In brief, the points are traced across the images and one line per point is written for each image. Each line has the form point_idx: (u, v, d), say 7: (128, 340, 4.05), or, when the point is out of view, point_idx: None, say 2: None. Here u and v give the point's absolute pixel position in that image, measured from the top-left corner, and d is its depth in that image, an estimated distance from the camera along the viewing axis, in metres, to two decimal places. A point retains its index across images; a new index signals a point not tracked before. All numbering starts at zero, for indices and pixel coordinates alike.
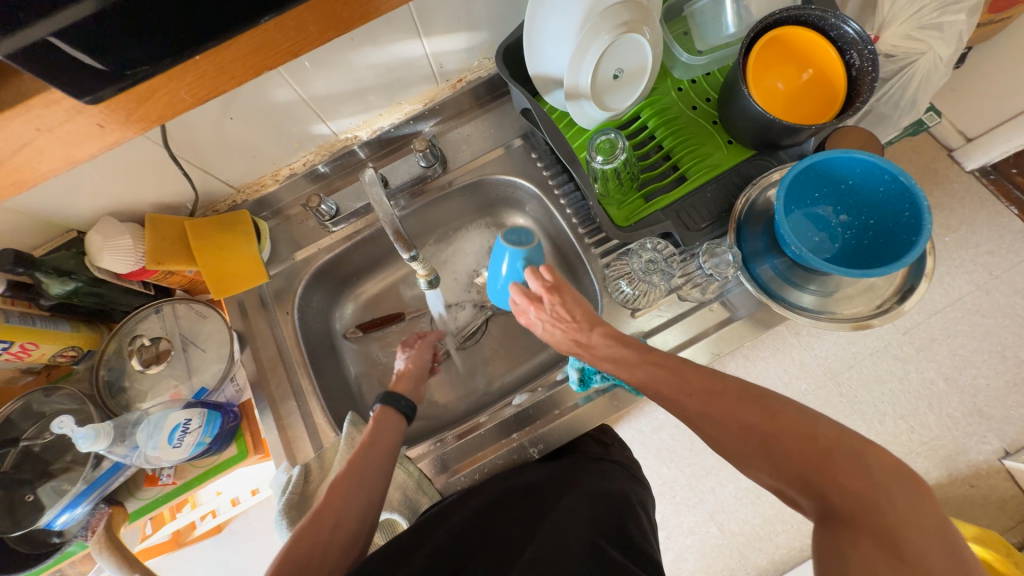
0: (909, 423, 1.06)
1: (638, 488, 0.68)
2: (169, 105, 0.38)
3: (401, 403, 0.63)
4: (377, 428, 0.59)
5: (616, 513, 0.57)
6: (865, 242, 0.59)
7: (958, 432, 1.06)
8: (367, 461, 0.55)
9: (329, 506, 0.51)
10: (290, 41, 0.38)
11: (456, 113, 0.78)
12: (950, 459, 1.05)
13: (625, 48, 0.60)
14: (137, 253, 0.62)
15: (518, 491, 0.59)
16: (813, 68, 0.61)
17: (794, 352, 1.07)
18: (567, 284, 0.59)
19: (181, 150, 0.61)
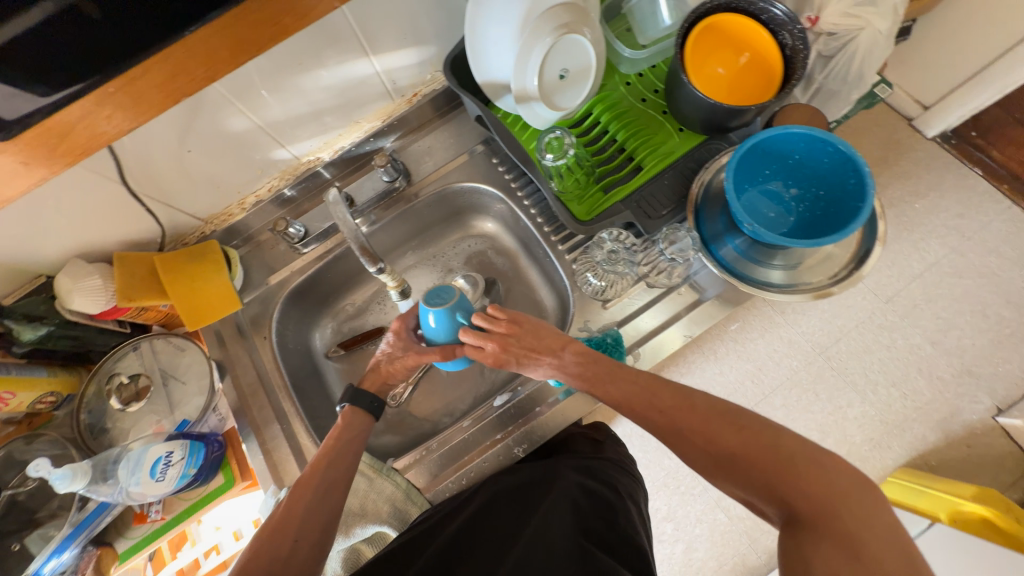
0: (901, 389, 1.07)
1: (627, 480, 0.68)
2: (91, 138, 0.40)
3: (369, 403, 0.62)
4: (342, 431, 0.60)
5: (604, 510, 0.58)
6: (818, 213, 0.61)
7: (950, 393, 1.07)
8: (331, 465, 0.56)
9: (291, 511, 0.53)
10: (202, 67, 0.40)
11: (416, 127, 0.80)
12: (945, 422, 1.06)
13: (567, 48, 0.62)
14: (107, 292, 0.63)
15: (506, 495, 0.59)
16: (750, 51, 0.63)
17: (781, 330, 1.09)
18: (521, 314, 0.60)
19: (141, 186, 0.62)
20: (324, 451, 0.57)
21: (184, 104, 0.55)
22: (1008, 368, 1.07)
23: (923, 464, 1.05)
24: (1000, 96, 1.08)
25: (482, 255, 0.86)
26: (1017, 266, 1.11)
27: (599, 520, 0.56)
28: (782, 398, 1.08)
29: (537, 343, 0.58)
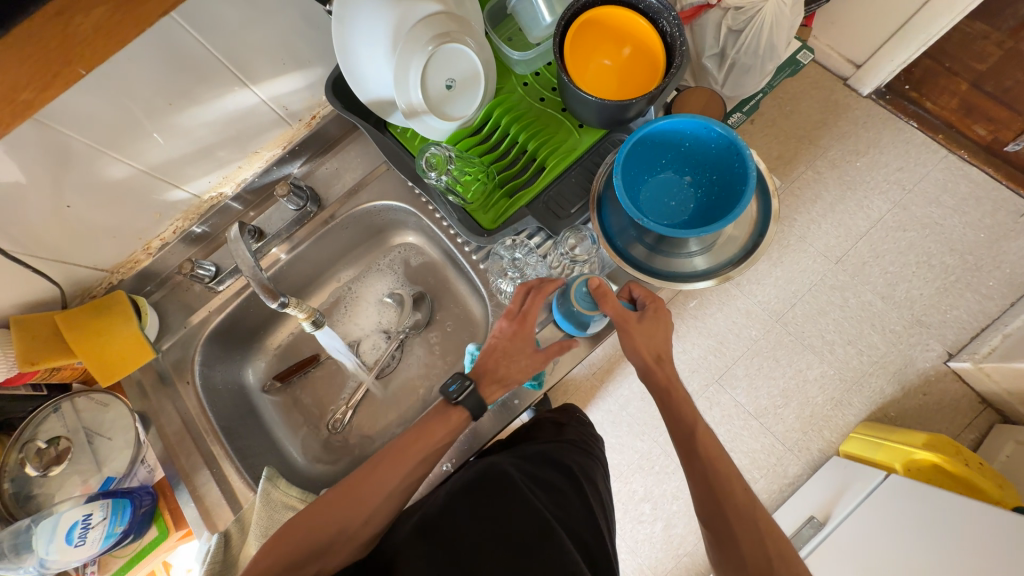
0: (857, 346, 1.09)
1: (590, 462, 0.66)
2: None
3: (470, 403, 0.59)
4: (450, 432, 0.58)
5: (564, 496, 0.57)
6: (714, 197, 0.61)
7: (903, 345, 1.08)
8: (425, 460, 0.58)
9: (359, 489, 0.55)
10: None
11: (322, 148, 0.78)
12: (901, 373, 1.08)
13: (445, 58, 0.60)
14: (7, 359, 0.61)
15: (475, 482, 0.55)
16: (631, 44, 0.62)
17: (738, 302, 1.13)
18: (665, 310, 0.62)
19: (22, 248, 0.59)
20: (421, 447, 0.58)
21: (46, 160, 0.54)
22: (957, 313, 1.08)
23: (883, 416, 1.06)
24: (924, 48, 1.07)
25: (410, 270, 0.85)
26: (958, 213, 1.12)
27: (558, 506, 0.56)
28: (744, 368, 1.11)
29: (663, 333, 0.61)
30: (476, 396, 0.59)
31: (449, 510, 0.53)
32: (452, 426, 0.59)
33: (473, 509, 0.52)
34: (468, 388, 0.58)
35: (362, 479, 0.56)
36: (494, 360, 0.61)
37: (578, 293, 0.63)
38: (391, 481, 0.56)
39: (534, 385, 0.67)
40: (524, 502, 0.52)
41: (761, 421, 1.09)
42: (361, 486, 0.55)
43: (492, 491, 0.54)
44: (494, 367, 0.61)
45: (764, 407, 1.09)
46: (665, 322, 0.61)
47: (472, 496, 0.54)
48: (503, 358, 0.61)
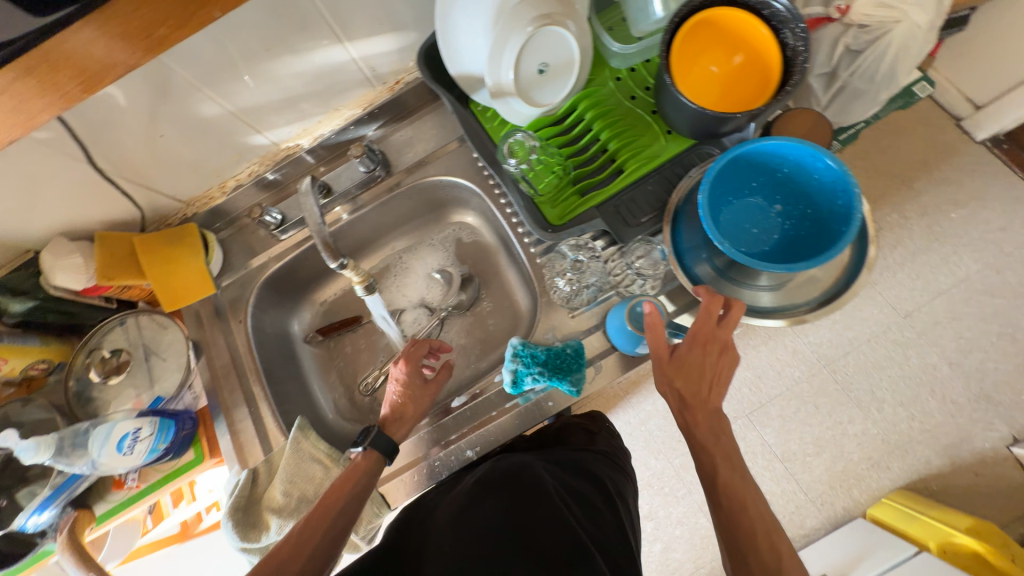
0: (909, 410, 0.99)
1: (620, 479, 0.68)
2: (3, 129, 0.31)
3: (377, 438, 0.59)
4: (360, 474, 0.57)
5: (598, 509, 0.57)
6: (802, 232, 0.56)
7: (962, 418, 0.98)
8: (347, 504, 0.54)
9: (282, 562, 0.48)
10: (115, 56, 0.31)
11: (400, 115, 0.78)
12: (953, 448, 0.97)
13: (544, 41, 0.58)
14: (89, 269, 0.65)
15: (505, 479, 0.57)
16: (744, 52, 0.57)
17: (784, 339, 1.03)
18: (705, 331, 0.54)
19: (114, 169, 0.62)
20: (333, 498, 0.54)
21: (149, 90, 0.55)
22: None
23: (922, 488, 0.97)
24: None
25: (463, 250, 0.85)
26: None
27: (591, 517, 0.55)
28: (778, 409, 1.02)
29: (705, 373, 0.53)
30: (382, 435, 0.59)
31: (477, 500, 0.54)
32: (354, 469, 0.57)
33: (501, 503, 0.53)
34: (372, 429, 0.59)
35: (285, 551, 0.49)
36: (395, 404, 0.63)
37: (632, 313, 0.60)
38: (317, 539, 0.51)
39: (571, 392, 0.61)
40: (553, 505, 0.53)
41: (787, 466, 1.00)
42: (280, 565, 0.48)
43: (522, 489, 0.55)
44: (398, 407, 0.63)
45: (793, 452, 1.00)
46: (721, 350, 0.54)
47: (502, 491, 0.55)
48: (406, 398, 0.63)
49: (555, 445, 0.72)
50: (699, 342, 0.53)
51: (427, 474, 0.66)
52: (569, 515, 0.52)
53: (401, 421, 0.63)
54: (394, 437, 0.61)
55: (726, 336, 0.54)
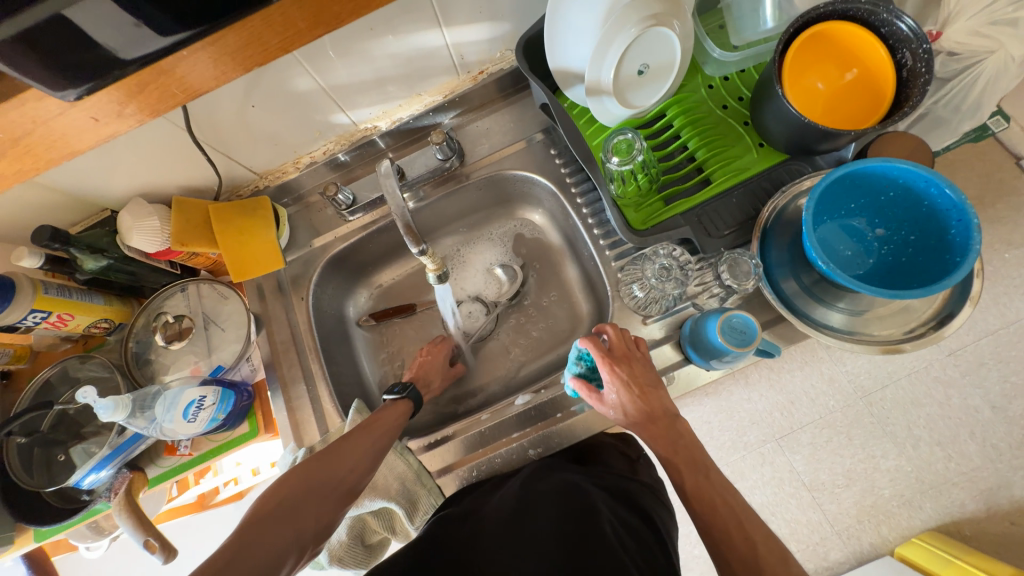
0: (946, 450, 0.85)
1: (664, 513, 0.62)
2: (167, 93, 0.38)
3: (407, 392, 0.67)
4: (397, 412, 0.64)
5: (643, 538, 0.52)
6: (902, 259, 0.55)
7: (1001, 465, 0.84)
8: (385, 432, 0.60)
9: (331, 463, 0.54)
10: (279, 37, 0.37)
11: (478, 105, 0.77)
12: (990, 493, 0.84)
13: (651, 42, 0.56)
14: (164, 234, 0.65)
15: (548, 494, 0.55)
16: (858, 68, 0.56)
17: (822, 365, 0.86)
18: (625, 351, 0.58)
19: (205, 136, 0.62)
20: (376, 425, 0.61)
21: None
22: None
23: (952, 532, 0.85)
24: None
25: (526, 246, 0.83)
26: None
27: (638, 546, 0.50)
28: (811, 436, 0.88)
29: (644, 385, 0.56)
30: (416, 391, 0.68)
31: (512, 515, 0.52)
32: (394, 407, 0.65)
33: (542, 522, 0.51)
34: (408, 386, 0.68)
35: (332, 456, 0.55)
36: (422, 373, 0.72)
37: (727, 324, 0.55)
38: (360, 455, 0.57)
39: None
40: (590, 524, 0.50)
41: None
42: (329, 463, 0.54)
43: (567, 511, 0.53)
44: (423, 376, 0.72)
45: (821, 482, 0.89)
46: (632, 363, 0.57)
47: (545, 505, 0.54)
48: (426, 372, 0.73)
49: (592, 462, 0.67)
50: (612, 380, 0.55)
51: (487, 469, 0.65)
52: (612, 538, 0.49)
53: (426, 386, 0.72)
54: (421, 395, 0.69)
55: (625, 353, 0.58)
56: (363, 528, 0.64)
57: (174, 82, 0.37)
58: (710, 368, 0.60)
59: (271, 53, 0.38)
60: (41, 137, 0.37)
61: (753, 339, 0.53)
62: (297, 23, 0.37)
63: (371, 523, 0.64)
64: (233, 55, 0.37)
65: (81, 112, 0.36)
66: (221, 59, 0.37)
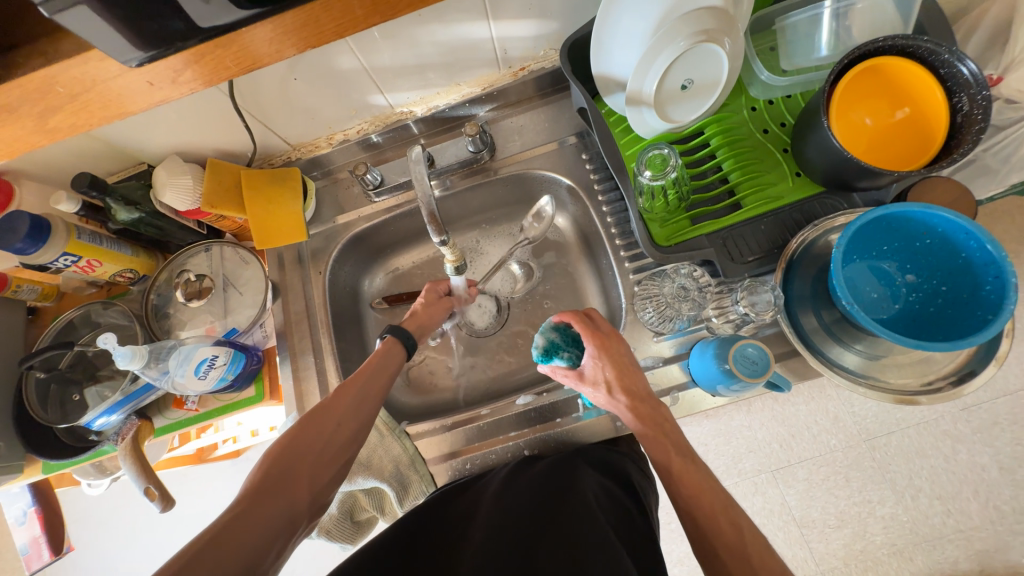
0: (946, 505, 0.83)
1: (645, 484, 0.62)
2: (214, 71, 0.38)
3: (405, 338, 0.65)
4: (377, 362, 0.61)
5: (624, 511, 0.52)
6: (931, 309, 0.53)
7: (1000, 527, 0.82)
8: (377, 377, 0.59)
9: (319, 419, 0.52)
10: (334, 22, 0.37)
11: (515, 101, 0.77)
12: (985, 555, 0.82)
13: (699, 58, 0.55)
14: (195, 194, 0.67)
15: (530, 480, 0.56)
16: (911, 107, 0.54)
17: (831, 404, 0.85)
18: (602, 337, 0.58)
19: (246, 103, 0.63)
20: (354, 381, 0.57)
21: None
22: None
23: None
24: None
25: (544, 246, 0.83)
26: None
27: (618, 522, 0.50)
28: (807, 472, 0.87)
29: (623, 368, 0.56)
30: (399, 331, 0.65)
31: (496, 501, 0.53)
32: (374, 358, 0.61)
33: (522, 502, 0.52)
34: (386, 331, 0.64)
35: (312, 419, 0.52)
36: (421, 310, 0.70)
37: (740, 353, 0.54)
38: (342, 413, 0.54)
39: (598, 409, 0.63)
40: (573, 501, 0.51)
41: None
42: (312, 430, 0.51)
43: (548, 494, 0.53)
44: (424, 314, 0.70)
45: (813, 519, 0.87)
46: (618, 341, 0.59)
47: (527, 490, 0.54)
48: (424, 312, 0.70)
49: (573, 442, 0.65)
50: (596, 354, 0.57)
51: (481, 463, 0.65)
52: (596, 512, 0.49)
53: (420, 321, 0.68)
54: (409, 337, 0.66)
55: (613, 333, 0.59)
56: (352, 504, 0.65)
57: (228, 55, 0.37)
58: (715, 394, 0.59)
59: (326, 36, 0.38)
60: (98, 96, 0.36)
61: (766, 372, 0.53)
62: (354, 10, 0.36)
63: (362, 500, 0.66)
64: (283, 37, 0.37)
65: (138, 76, 0.35)
66: (282, 37, 0.37)
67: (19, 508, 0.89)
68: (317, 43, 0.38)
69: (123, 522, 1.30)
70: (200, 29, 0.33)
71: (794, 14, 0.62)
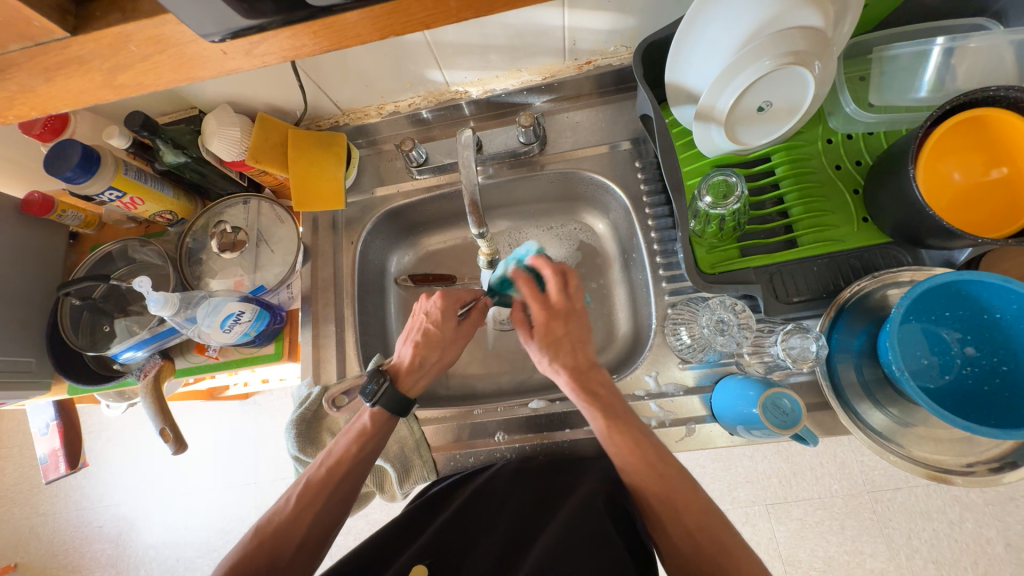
0: (940, 570, 0.89)
1: None
2: (292, 49, 0.35)
3: (389, 402, 0.57)
4: (370, 435, 0.56)
5: (626, 503, 0.55)
6: (985, 387, 0.49)
7: None
8: (348, 474, 0.55)
9: (280, 536, 0.51)
10: (425, 13, 0.34)
11: (573, 96, 0.74)
12: None
13: (784, 80, 0.51)
14: (241, 147, 0.67)
15: (538, 475, 0.60)
16: (1009, 168, 0.49)
17: None
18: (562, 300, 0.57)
19: (304, 64, 0.62)
20: (341, 459, 0.55)
21: None
22: None
23: None
24: None
25: (578, 249, 0.81)
26: None
27: (619, 522, 0.53)
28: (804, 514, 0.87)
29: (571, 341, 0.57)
30: (394, 388, 0.58)
31: (506, 494, 0.59)
32: (362, 431, 0.56)
33: (528, 500, 0.58)
34: (383, 387, 0.57)
35: (275, 528, 0.51)
36: (420, 351, 0.60)
37: (773, 401, 0.51)
38: (314, 514, 0.53)
39: None
40: (578, 503, 0.54)
41: (787, 569, 0.95)
42: (292, 516, 0.52)
43: (553, 494, 0.58)
44: (422, 355, 0.60)
45: (798, 558, 0.95)
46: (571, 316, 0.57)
47: (534, 486, 0.59)
48: (426, 349, 0.60)
49: (574, 455, 0.64)
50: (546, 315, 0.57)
51: (485, 459, 0.66)
52: (604, 511, 0.53)
53: (426, 360, 0.60)
54: (405, 392, 0.59)
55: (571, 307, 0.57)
56: None
57: (310, 33, 0.34)
58: (733, 433, 0.57)
59: (414, 26, 0.35)
60: (171, 57, 0.34)
61: (795, 425, 0.50)
62: (449, 2, 0.32)
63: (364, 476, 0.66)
64: (364, 22, 0.34)
65: (213, 44, 0.34)
66: (365, 20, 0.33)
67: (44, 420, 0.94)
68: (397, 31, 0.35)
69: (135, 441, 1.38)
70: (286, 10, 0.31)
71: (898, 44, 0.56)
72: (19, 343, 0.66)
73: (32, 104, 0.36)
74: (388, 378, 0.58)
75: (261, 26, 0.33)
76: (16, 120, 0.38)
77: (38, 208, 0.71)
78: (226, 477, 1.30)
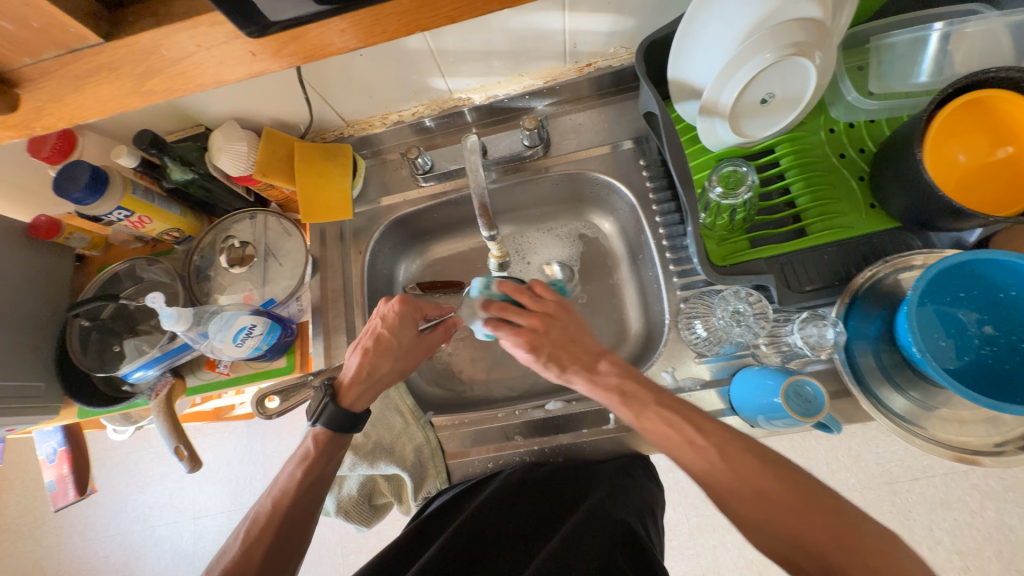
0: (964, 561, 0.88)
1: (654, 489, 0.61)
2: (317, 48, 0.36)
3: (331, 421, 0.56)
4: (315, 459, 0.55)
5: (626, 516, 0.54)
6: (1006, 366, 0.49)
7: None
8: (306, 500, 0.54)
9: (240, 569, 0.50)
10: (450, 5, 0.34)
11: (573, 98, 0.75)
12: None
13: (785, 72, 0.52)
14: (248, 161, 0.67)
15: (542, 486, 0.59)
16: (1014, 147, 0.50)
17: None
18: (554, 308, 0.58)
19: (309, 76, 0.63)
20: (290, 489, 0.54)
21: None
22: None
23: None
24: None
25: (584, 251, 0.81)
26: None
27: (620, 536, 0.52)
28: None
29: (573, 339, 0.57)
30: (334, 406, 0.56)
31: (510, 502, 0.58)
32: (307, 455, 0.56)
33: (535, 511, 0.57)
34: (325, 403, 0.56)
35: (236, 559, 0.50)
36: (367, 362, 0.59)
37: (796, 389, 0.51)
38: (271, 544, 0.51)
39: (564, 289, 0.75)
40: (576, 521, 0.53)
41: None
42: (253, 546, 0.51)
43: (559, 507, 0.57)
44: (369, 367, 0.59)
45: None
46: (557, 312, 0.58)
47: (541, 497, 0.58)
48: (376, 359, 0.59)
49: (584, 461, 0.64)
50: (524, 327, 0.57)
51: (500, 463, 0.65)
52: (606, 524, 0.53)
53: (376, 373, 0.59)
54: (353, 408, 0.58)
55: (554, 307, 0.59)
56: (371, 489, 0.66)
57: (333, 32, 0.35)
58: (756, 425, 0.57)
59: (438, 19, 0.35)
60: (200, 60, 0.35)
61: (818, 413, 0.49)
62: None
63: (381, 486, 0.66)
64: (386, 20, 0.34)
65: (242, 45, 0.34)
66: (387, 17, 0.34)
67: (49, 446, 0.93)
68: (420, 27, 0.36)
69: (139, 466, 1.35)
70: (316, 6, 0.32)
71: (895, 32, 0.57)
72: (28, 367, 0.66)
73: (58, 115, 0.36)
74: (328, 395, 0.57)
75: (287, 25, 0.33)
76: (43, 131, 0.38)
77: (45, 230, 0.71)
78: (234, 499, 1.28)
